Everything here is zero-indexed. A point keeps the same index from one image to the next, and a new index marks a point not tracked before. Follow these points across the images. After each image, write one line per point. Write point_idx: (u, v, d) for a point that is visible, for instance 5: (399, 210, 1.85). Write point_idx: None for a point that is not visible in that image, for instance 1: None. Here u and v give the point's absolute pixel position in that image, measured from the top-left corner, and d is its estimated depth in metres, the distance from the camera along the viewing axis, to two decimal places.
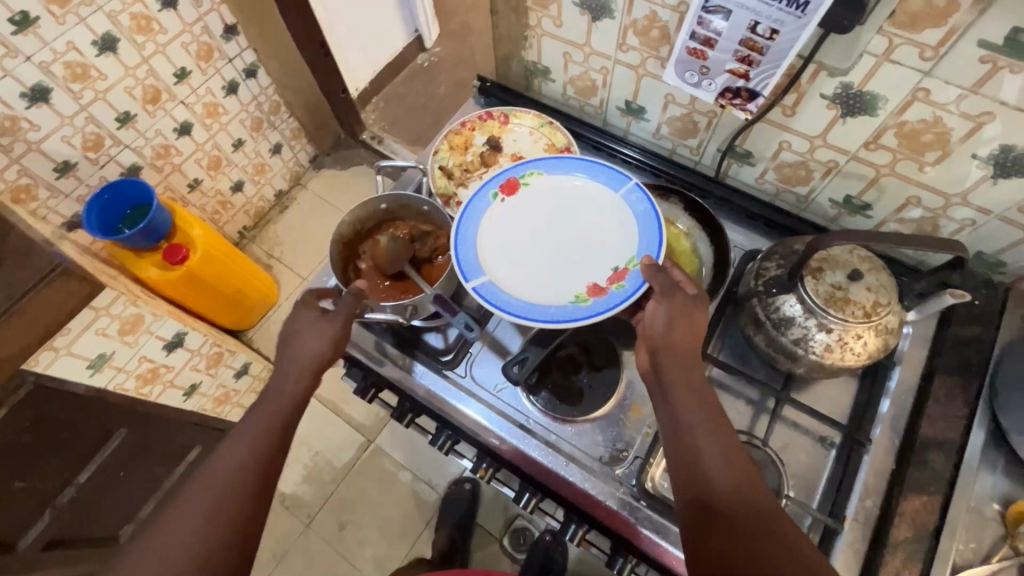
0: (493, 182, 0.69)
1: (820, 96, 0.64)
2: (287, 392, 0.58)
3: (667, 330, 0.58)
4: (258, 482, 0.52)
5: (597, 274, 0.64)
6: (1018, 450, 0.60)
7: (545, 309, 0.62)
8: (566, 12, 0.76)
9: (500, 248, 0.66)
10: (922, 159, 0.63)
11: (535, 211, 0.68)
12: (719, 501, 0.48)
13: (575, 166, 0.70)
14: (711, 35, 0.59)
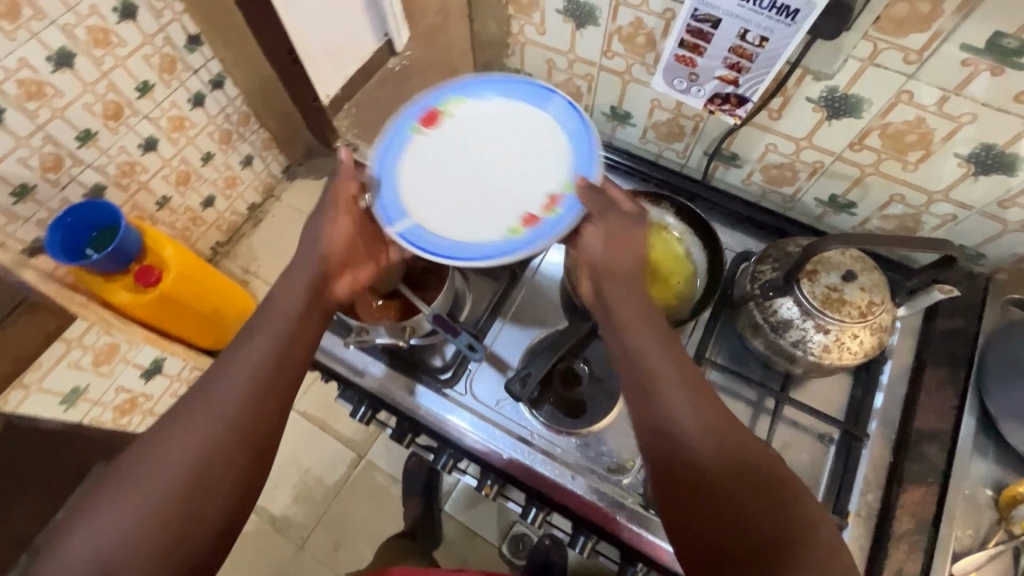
0: (412, 113, 0.67)
1: (806, 100, 0.65)
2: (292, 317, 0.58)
3: (606, 252, 0.60)
4: (257, 415, 0.52)
5: (531, 201, 0.63)
6: (1010, 437, 0.62)
7: (479, 247, 0.61)
8: (549, 19, 0.75)
9: (427, 185, 0.65)
10: (905, 159, 0.65)
11: (461, 141, 0.67)
12: (690, 452, 0.49)
13: (499, 90, 0.68)
14: (700, 43, 0.59)
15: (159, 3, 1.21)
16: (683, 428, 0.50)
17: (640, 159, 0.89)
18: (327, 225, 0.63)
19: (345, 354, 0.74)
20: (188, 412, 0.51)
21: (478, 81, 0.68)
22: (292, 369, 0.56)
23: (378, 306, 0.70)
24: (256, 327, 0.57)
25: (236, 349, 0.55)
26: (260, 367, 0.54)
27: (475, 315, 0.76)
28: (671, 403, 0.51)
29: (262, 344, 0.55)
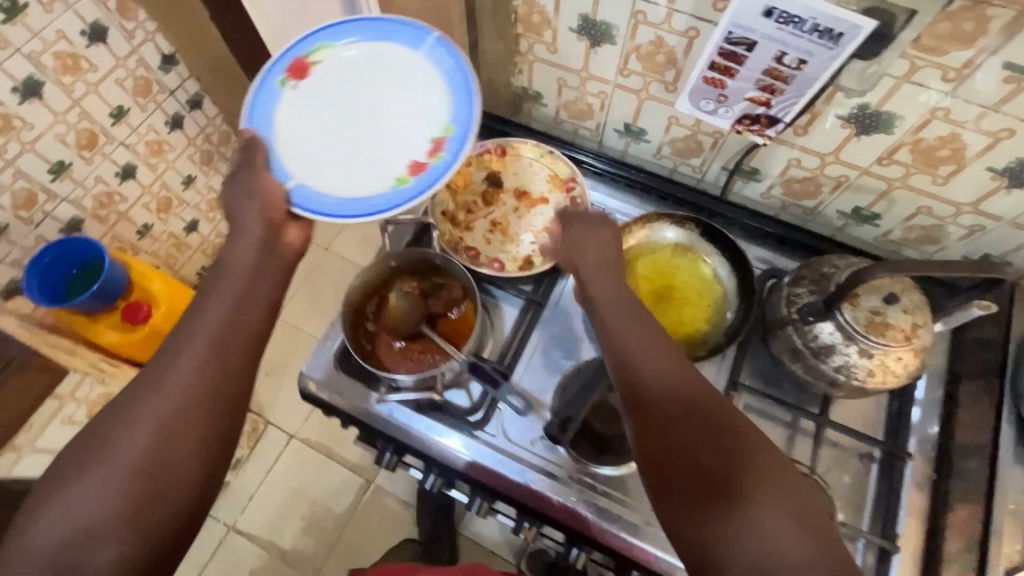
0: (277, 64, 0.63)
1: (834, 116, 0.64)
2: (242, 272, 0.54)
3: (581, 247, 0.60)
4: (222, 374, 0.48)
5: (418, 150, 0.61)
6: None
7: (368, 202, 0.58)
8: (562, 37, 0.72)
9: (308, 142, 0.61)
10: (936, 173, 0.64)
11: (339, 92, 0.64)
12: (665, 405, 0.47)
13: (368, 30, 0.64)
14: (732, 65, 0.57)
15: (129, 23, 1.14)
16: (648, 374, 0.49)
17: (655, 175, 0.87)
18: (255, 180, 0.58)
19: (365, 400, 0.69)
20: (145, 380, 0.47)
21: (346, 21, 0.64)
22: (257, 325, 0.52)
23: (401, 348, 0.68)
24: (213, 287, 0.52)
25: (192, 311, 0.51)
26: (221, 324, 0.50)
27: (500, 350, 0.73)
28: (635, 353, 0.50)
29: (214, 306, 0.51)
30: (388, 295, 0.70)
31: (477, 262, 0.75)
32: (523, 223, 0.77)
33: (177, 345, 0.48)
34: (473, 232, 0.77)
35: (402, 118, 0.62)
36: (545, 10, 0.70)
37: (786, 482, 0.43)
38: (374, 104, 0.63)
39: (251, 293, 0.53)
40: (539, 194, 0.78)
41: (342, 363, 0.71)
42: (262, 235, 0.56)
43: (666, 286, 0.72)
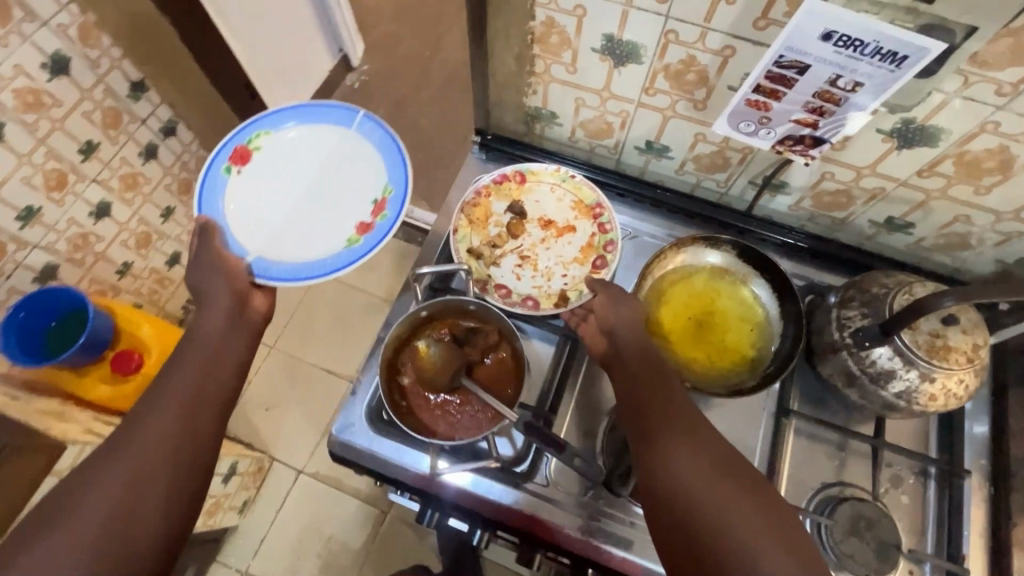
0: (221, 155, 0.74)
1: (876, 131, 0.61)
2: (211, 341, 0.63)
3: (617, 310, 0.64)
4: (195, 430, 0.56)
5: (360, 212, 0.74)
6: None
7: (325, 262, 0.70)
8: (582, 58, 0.68)
9: (262, 218, 0.73)
10: (979, 183, 0.63)
11: (282, 173, 0.75)
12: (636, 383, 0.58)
13: (300, 119, 0.77)
14: (780, 88, 0.56)
15: (93, 51, 1.05)
16: (636, 365, 0.60)
17: (676, 191, 0.83)
18: (218, 257, 0.68)
19: (403, 458, 0.65)
20: (123, 437, 0.54)
21: (277, 113, 0.76)
22: (224, 389, 0.60)
23: (438, 402, 0.64)
24: (185, 357, 0.61)
25: (166, 378, 0.59)
26: (196, 386, 0.58)
27: (540, 394, 0.69)
28: (623, 345, 0.62)
29: (186, 372, 0.59)
30: (419, 343, 0.65)
31: (511, 301, 0.71)
32: (552, 255, 0.74)
33: (153, 406, 0.56)
34: (501, 268, 0.73)
35: (343, 187, 0.75)
36: (565, 31, 0.65)
37: (722, 457, 0.51)
38: (315, 179, 0.76)
39: (218, 361, 0.62)
40: (565, 223, 0.75)
41: (374, 421, 0.67)
42: (228, 308, 0.66)
43: (705, 313, 0.69)
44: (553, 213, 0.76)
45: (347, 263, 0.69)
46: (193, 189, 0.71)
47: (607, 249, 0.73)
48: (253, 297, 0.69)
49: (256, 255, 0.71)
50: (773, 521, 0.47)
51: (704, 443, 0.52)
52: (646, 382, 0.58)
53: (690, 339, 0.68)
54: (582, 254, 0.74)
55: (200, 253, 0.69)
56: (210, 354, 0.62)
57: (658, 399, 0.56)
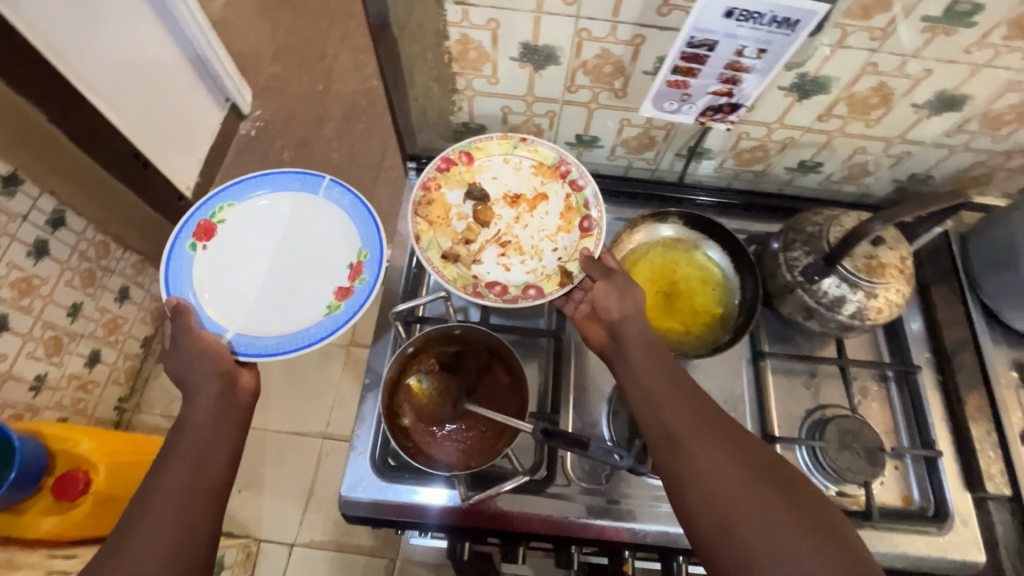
0: (185, 232, 0.71)
1: (778, 88, 0.67)
2: (203, 425, 0.59)
3: (620, 307, 0.65)
4: (192, 531, 0.52)
5: (338, 278, 0.72)
6: (1013, 322, 0.73)
7: (306, 333, 0.68)
8: (502, 68, 0.69)
9: (234, 294, 0.71)
10: (869, 117, 0.71)
11: (249, 244, 0.73)
12: (649, 383, 0.59)
13: (265, 187, 0.75)
14: (694, 66, 0.62)
15: None
16: (643, 362, 0.61)
17: (612, 176, 0.87)
18: (196, 339, 0.65)
19: (421, 498, 0.63)
20: (113, 545, 0.50)
21: (241, 184, 0.75)
22: (221, 477, 0.56)
23: (446, 435, 0.63)
24: (176, 444, 0.57)
25: (154, 474, 0.55)
26: (189, 479, 0.54)
27: (539, 398, 0.71)
28: (632, 348, 0.62)
29: (179, 463, 0.55)
30: (410, 381, 0.64)
31: (510, 297, 0.71)
32: (533, 231, 0.75)
33: (144, 505, 0.52)
34: (483, 264, 0.73)
35: (313, 254, 0.74)
36: (481, 45, 0.66)
37: (742, 453, 0.53)
38: (288, 248, 0.74)
39: (211, 447, 0.58)
40: (533, 192, 0.76)
41: (381, 469, 0.65)
42: (218, 389, 0.62)
43: (670, 284, 0.74)
44: (518, 187, 0.76)
45: (330, 332, 0.67)
46: (160, 272, 0.69)
47: (591, 207, 0.74)
48: (241, 375, 0.65)
49: (233, 333, 0.68)
50: (785, 499, 0.49)
51: (724, 441, 0.53)
52: (651, 374, 0.59)
53: (663, 310, 0.72)
54: (565, 222, 0.75)
55: (177, 337, 0.65)
56: (199, 441, 0.57)
57: (663, 389, 0.58)
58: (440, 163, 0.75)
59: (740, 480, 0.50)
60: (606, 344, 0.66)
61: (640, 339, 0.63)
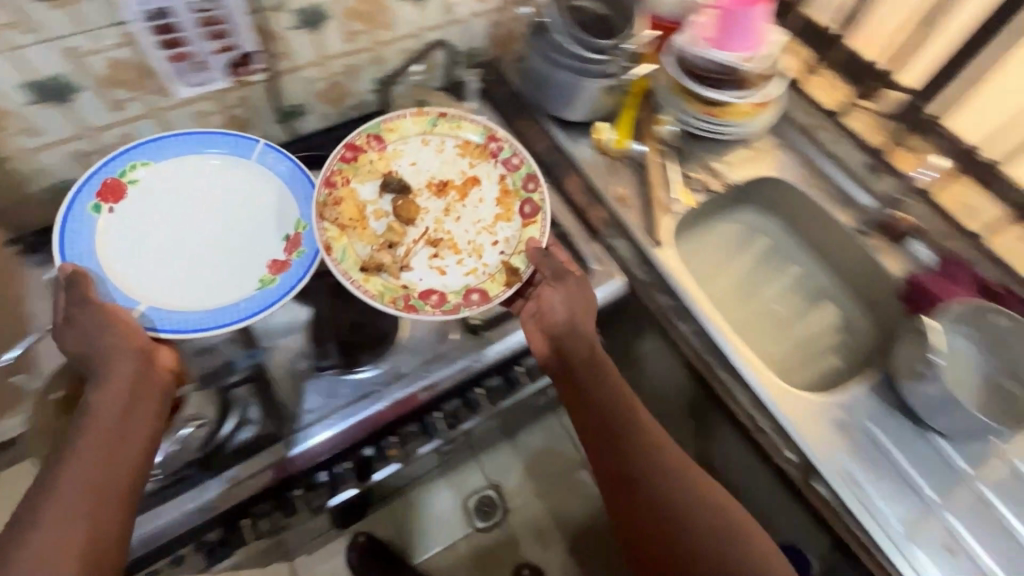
0: (88, 192, 0.69)
1: (291, 30, 0.78)
2: (111, 416, 0.57)
3: (567, 317, 0.71)
4: (103, 530, 0.52)
5: (274, 251, 0.72)
6: (573, 118, 0.95)
7: (235, 308, 0.67)
8: (29, 115, 0.70)
9: (151, 265, 0.69)
10: (384, 23, 0.85)
11: (167, 209, 0.72)
12: (612, 409, 0.68)
13: (181, 147, 0.74)
14: (174, 35, 0.69)
15: None
16: (601, 389, 0.69)
17: None
18: (102, 313, 0.61)
19: (163, 516, 0.63)
20: (18, 528, 0.50)
21: (158, 141, 0.73)
22: (134, 465, 0.56)
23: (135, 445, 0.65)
24: (82, 434, 0.56)
25: (54, 472, 0.53)
26: (94, 479, 0.53)
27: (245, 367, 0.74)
28: (590, 377, 0.69)
29: (87, 453, 0.54)
30: None
31: (448, 302, 0.71)
32: (467, 224, 0.77)
33: (48, 493, 0.52)
34: (415, 267, 0.73)
35: (245, 229, 0.73)
36: None
37: (691, 485, 0.66)
38: (222, 223, 0.73)
39: (120, 437, 0.56)
40: (462, 176, 0.80)
41: None
42: (131, 374, 0.59)
43: None
44: (445, 172, 0.80)
45: (260, 308, 0.66)
46: (55, 230, 0.66)
47: (530, 181, 0.78)
48: (158, 353, 0.63)
49: (144, 308, 0.66)
50: (722, 522, 0.63)
51: (675, 474, 0.66)
52: (611, 401, 0.68)
53: None
54: (501, 208, 0.78)
55: (71, 307, 0.61)
56: (106, 435, 0.55)
57: (626, 419, 0.68)
58: (345, 151, 0.77)
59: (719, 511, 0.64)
60: (553, 367, 0.72)
61: (597, 368, 0.70)
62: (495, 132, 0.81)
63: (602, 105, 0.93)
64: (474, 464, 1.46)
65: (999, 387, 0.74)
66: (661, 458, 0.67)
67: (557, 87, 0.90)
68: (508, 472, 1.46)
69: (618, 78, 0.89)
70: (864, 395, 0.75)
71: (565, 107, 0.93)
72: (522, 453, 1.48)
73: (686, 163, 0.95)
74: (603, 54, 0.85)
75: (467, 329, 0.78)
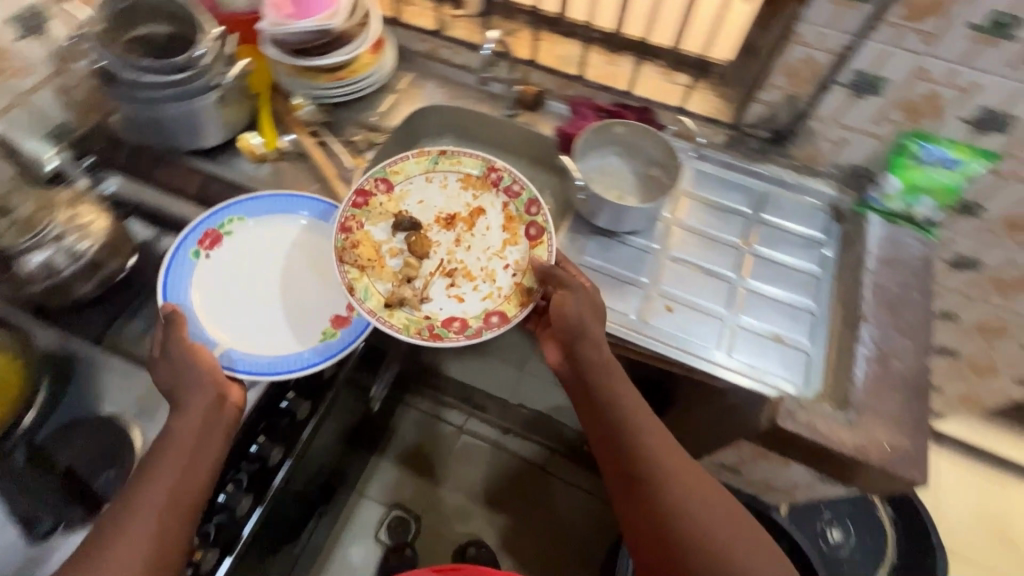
0: (190, 240, 0.78)
1: None
2: (184, 437, 0.64)
3: (580, 321, 0.72)
4: (170, 542, 0.61)
5: (337, 306, 0.78)
6: (213, 142, 0.89)
7: (301, 356, 0.74)
8: None
9: (237, 308, 0.76)
10: None
11: (257, 255, 0.80)
12: (622, 411, 0.71)
13: (272, 208, 0.82)
14: None
15: None
16: (610, 396, 0.72)
17: None
18: (191, 351, 0.69)
19: None
20: (115, 520, 0.60)
21: (252, 200, 0.81)
22: (204, 482, 0.64)
23: None
24: (167, 445, 0.64)
25: (145, 476, 0.62)
26: (171, 492, 0.62)
27: None
28: (601, 385, 0.72)
29: (168, 469, 0.63)
30: None
31: (470, 327, 0.76)
32: (477, 252, 0.82)
33: (140, 496, 0.61)
34: (434, 298, 0.78)
35: (315, 286, 0.79)
36: None
37: (703, 492, 0.68)
38: (302, 285, 0.79)
39: (195, 455, 0.64)
40: (469, 209, 0.84)
41: None
42: (204, 406, 0.66)
43: None
44: (451, 205, 0.84)
45: (320, 359, 0.73)
46: (160, 275, 0.74)
47: (533, 207, 0.82)
48: (230, 391, 0.69)
49: (224, 347, 0.73)
50: (727, 525, 0.67)
51: (683, 481, 0.68)
52: (622, 404, 0.71)
53: None
54: (509, 233, 0.82)
55: (169, 342, 0.69)
56: (184, 454, 0.64)
57: (638, 423, 0.71)
58: (356, 197, 0.81)
59: (717, 505, 0.68)
60: (569, 376, 0.75)
61: (611, 374, 0.72)
62: (494, 163, 0.84)
63: (234, 118, 0.89)
64: (365, 500, 1.41)
65: (649, 177, 0.90)
66: (670, 464, 0.69)
67: (171, 123, 0.84)
68: (400, 486, 1.43)
69: (224, 87, 0.84)
70: (569, 237, 0.87)
71: (195, 137, 0.87)
72: (403, 460, 1.46)
73: (339, 131, 0.96)
74: (186, 71, 0.79)
75: None
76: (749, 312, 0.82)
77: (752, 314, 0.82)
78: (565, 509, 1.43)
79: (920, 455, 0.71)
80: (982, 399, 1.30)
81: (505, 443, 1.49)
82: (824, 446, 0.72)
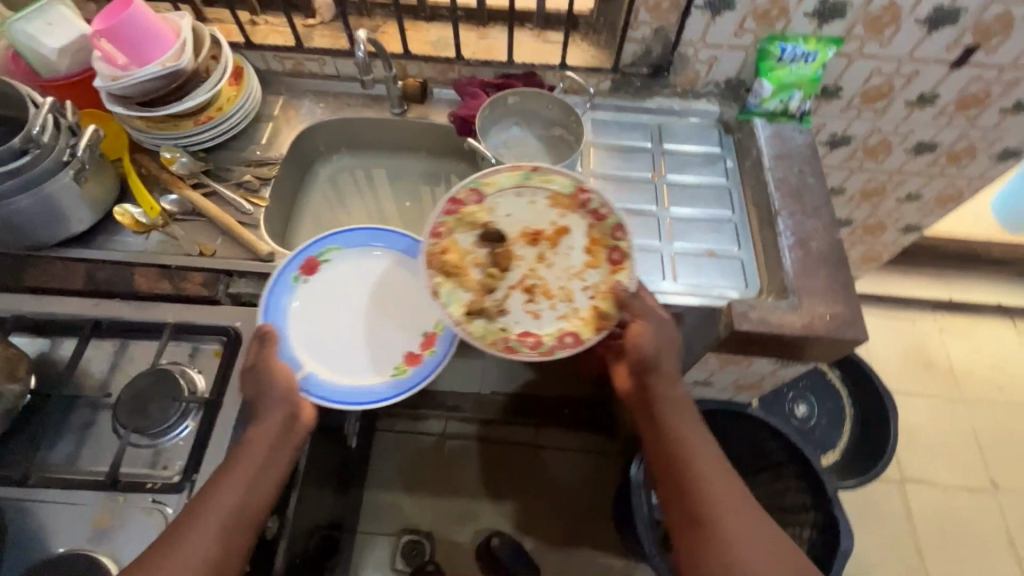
0: (292, 265, 0.77)
1: None
2: (256, 446, 0.62)
3: (656, 353, 0.72)
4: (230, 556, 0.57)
5: (411, 342, 0.76)
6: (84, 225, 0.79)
7: (375, 390, 0.72)
8: None
9: (326, 332, 0.76)
10: None
11: (351, 286, 0.79)
12: (688, 446, 0.68)
13: (370, 241, 0.81)
14: None
15: None
16: (674, 426, 0.69)
17: None
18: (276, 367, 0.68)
19: None
20: (186, 522, 0.57)
21: (349, 232, 0.80)
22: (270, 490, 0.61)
23: None
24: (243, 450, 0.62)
25: (217, 481, 0.59)
26: (240, 500, 0.59)
27: None
28: (670, 418, 0.70)
29: (240, 479, 0.59)
30: None
31: (545, 344, 0.72)
32: (559, 272, 0.76)
33: (213, 500, 0.58)
34: (512, 313, 0.74)
35: (399, 323, 0.77)
36: None
37: (767, 542, 0.62)
38: (393, 318, 0.78)
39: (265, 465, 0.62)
40: (554, 227, 0.78)
41: None
42: (278, 422, 0.64)
43: None
44: (537, 220, 0.78)
45: (394, 395, 0.71)
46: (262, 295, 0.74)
47: (617, 233, 0.75)
48: (302, 407, 0.67)
49: (308, 369, 0.72)
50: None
51: (743, 525, 0.62)
52: (689, 435, 0.69)
53: None
54: (592, 255, 0.76)
55: (263, 358, 0.68)
56: (259, 462, 0.61)
57: (703, 457, 0.67)
58: (449, 204, 0.76)
59: (758, 534, 0.62)
60: (638, 409, 0.74)
61: (680, 406, 0.71)
62: (586, 182, 0.77)
63: (100, 194, 0.79)
64: (371, 536, 1.37)
65: (552, 138, 0.92)
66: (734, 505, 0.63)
67: (28, 215, 0.73)
68: (401, 511, 1.40)
69: (80, 163, 0.74)
70: None
71: (61, 223, 0.77)
72: (397, 485, 1.42)
73: (224, 175, 0.88)
74: (28, 153, 0.69)
75: (173, 488, 0.64)
76: (679, 237, 0.87)
77: (682, 239, 0.87)
78: (566, 478, 1.46)
79: (857, 316, 0.79)
80: (880, 255, 1.48)
81: (490, 433, 1.50)
82: (779, 335, 0.78)
